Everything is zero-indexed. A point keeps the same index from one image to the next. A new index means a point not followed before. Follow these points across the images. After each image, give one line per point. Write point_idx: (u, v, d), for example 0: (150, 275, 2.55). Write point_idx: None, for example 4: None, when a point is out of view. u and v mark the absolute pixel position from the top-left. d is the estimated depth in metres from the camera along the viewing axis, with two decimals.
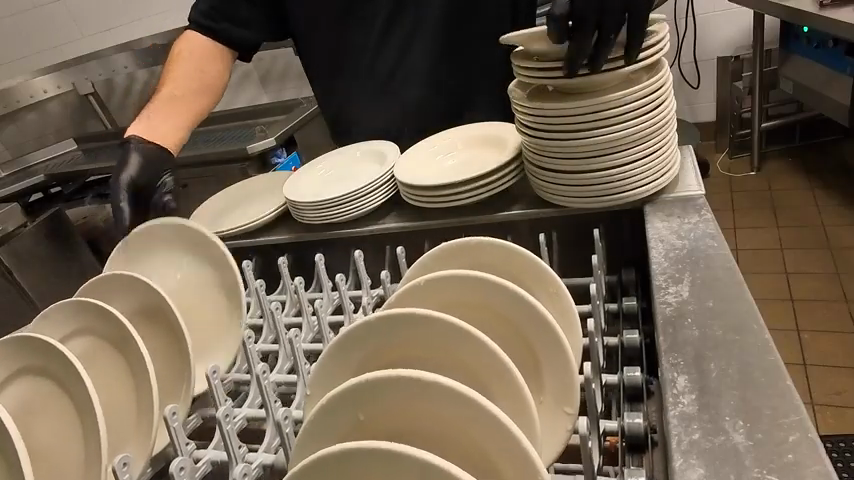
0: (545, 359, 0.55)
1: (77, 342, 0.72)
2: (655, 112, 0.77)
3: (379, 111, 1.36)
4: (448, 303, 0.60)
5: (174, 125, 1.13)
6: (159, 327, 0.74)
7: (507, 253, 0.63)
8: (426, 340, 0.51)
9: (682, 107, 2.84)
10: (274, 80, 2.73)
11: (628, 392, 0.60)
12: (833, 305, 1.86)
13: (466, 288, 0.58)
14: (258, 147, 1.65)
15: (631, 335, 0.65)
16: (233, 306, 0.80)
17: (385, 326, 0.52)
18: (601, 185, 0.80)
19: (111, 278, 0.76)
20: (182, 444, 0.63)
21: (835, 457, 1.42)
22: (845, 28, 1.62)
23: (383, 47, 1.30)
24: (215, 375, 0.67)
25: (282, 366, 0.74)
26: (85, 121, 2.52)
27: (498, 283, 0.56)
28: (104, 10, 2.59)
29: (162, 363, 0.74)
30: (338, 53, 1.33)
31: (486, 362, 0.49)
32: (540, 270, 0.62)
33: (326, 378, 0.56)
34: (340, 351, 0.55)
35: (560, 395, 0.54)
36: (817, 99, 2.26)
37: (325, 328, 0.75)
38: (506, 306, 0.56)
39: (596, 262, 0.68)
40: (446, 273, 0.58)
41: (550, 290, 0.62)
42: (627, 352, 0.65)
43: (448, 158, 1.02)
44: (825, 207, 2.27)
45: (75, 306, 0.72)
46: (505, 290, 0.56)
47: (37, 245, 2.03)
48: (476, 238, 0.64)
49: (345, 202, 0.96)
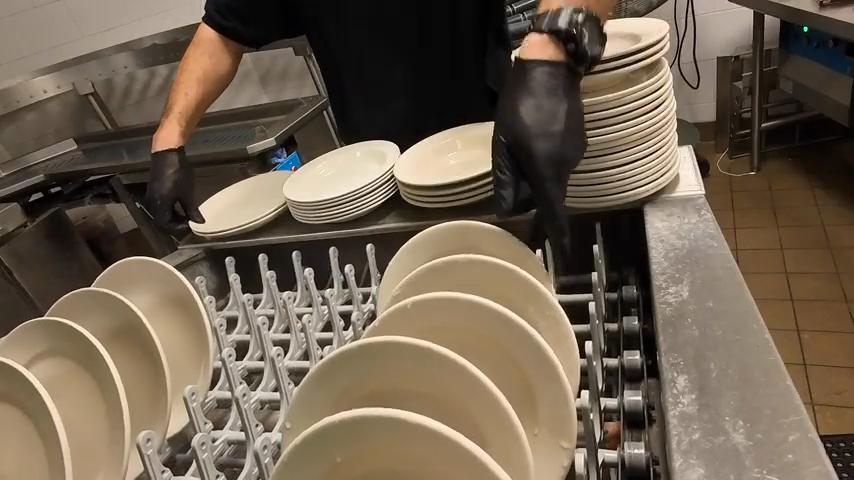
0: (538, 387, 0.55)
1: (55, 360, 0.72)
2: (655, 112, 0.77)
3: (376, 113, 1.37)
4: (439, 328, 0.59)
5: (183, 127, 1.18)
6: (134, 346, 0.74)
7: (498, 274, 0.63)
8: (415, 370, 0.50)
9: (682, 107, 2.85)
10: (274, 80, 2.73)
11: (629, 418, 0.60)
12: (833, 305, 1.86)
13: (453, 312, 0.57)
14: (258, 148, 1.65)
15: (631, 356, 0.64)
16: (195, 327, 0.77)
17: (369, 355, 0.51)
18: (601, 185, 0.79)
19: (90, 294, 0.76)
20: (157, 471, 0.61)
21: (835, 457, 1.42)
22: (843, 27, 1.63)
23: (380, 49, 1.29)
24: (195, 398, 0.67)
25: (267, 383, 0.74)
26: (84, 120, 2.53)
27: (487, 308, 0.55)
28: (105, 10, 2.59)
29: (139, 383, 0.73)
30: (334, 55, 1.33)
31: (476, 395, 0.48)
32: (532, 291, 0.61)
33: (314, 408, 0.55)
34: (323, 379, 0.54)
35: (558, 429, 0.53)
36: (817, 99, 2.26)
37: (312, 345, 0.75)
38: (497, 331, 0.56)
39: (596, 280, 0.68)
40: (432, 294, 0.58)
41: (547, 314, 0.61)
42: (627, 374, 0.64)
43: (451, 157, 1.02)
44: (825, 207, 2.27)
45: (43, 327, 0.72)
46: (494, 314, 0.55)
47: (37, 245, 2.03)
48: (467, 256, 0.64)
49: (345, 203, 0.97)
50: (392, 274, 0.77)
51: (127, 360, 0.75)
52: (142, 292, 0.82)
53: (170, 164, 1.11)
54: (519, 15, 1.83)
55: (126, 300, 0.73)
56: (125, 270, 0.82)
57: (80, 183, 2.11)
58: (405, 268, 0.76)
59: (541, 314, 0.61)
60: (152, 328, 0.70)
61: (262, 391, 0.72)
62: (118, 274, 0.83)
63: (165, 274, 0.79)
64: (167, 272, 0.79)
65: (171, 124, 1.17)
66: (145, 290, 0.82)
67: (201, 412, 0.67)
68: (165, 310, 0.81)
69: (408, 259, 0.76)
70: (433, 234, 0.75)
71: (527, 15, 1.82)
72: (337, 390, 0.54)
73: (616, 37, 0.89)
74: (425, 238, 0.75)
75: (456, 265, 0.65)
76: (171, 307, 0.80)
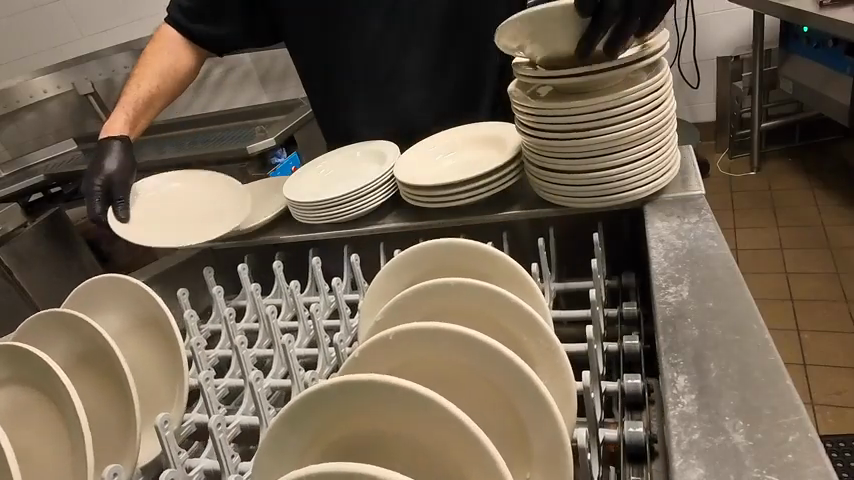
0: (531, 428, 0.51)
1: (19, 389, 0.71)
2: (655, 112, 0.77)
3: (383, 111, 1.35)
4: (407, 364, 0.56)
5: (126, 118, 1.17)
6: (102, 369, 0.72)
7: (491, 297, 0.60)
8: (395, 412, 0.46)
9: (682, 107, 2.85)
10: (274, 80, 2.74)
11: (630, 452, 0.57)
12: (833, 305, 1.86)
13: (444, 346, 0.53)
14: (258, 147, 1.65)
15: (633, 381, 0.61)
16: (172, 349, 0.76)
17: (342, 395, 0.46)
18: (600, 185, 0.80)
19: (56, 318, 0.75)
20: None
21: (835, 457, 1.42)
22: (843, 27, 1.63)
23: (390, 47, 1.29)
24: (167, 426, 0.65)
25: (247, 407, 0.73)
26: (85, 120, 2.46)
27: (476, 342, 0.51)
28: (104, 10, 2.61)
29: (110, 405, 0.72)
30: (339, 54, 1.31)
31: (460, 439, 0.45)
32: (524, 316, 0.59)
33: (284, 454, 0.50)
34: (294, 422, 0.49)
35: (550, 469, 0.50)
36: (817, 99, 2.26)
37: (293, 366, 0.72)
38: (490, 368, 0.52)
39: (592, 298, 0.65)
40: (416, 326, 0.53)
41: (544, 345, 0.58)
42: (628, 398, 0.61)
43: (447, 158, 1.02)
44: (825, 207, 2.27)
45: (7, 352, 0.71)
46: (482, 350, 0.51)
47: (37, 245, 2.00)
48: (458, 279, 0.61)
49: (345, 203, 0.97)
50: (376, 294, 0.74)
51: (92, 385, 0.74)
52: (114, 315, 0.82)
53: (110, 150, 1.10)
54: None
55: (93, 322, 0.72)
56: (96, 289, 0.82)
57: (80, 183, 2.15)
58: (389, 290, 0.74)
59: (537, 344, 0.59)
60: (118, 350, 0.69)
61: (242, 416, 0.71)
62: (88, 292, 0.82)
63: (136, 290, 0.79)
64: (137, 290, 0.78)
65: (118, 111, 1.17)
66: (119, 311, 0.82)
67: (174, 440, 0.66)
68: (138, 330, 0.80)
69: (388, 282, 0.74)
70: (418, 250, 0.72)
71: None
72: (310, 433, 0.49)
73: None
74: (414, 254, 0.72)
75: (446, 288, 0.62)
76: (145, 329, 0.80)
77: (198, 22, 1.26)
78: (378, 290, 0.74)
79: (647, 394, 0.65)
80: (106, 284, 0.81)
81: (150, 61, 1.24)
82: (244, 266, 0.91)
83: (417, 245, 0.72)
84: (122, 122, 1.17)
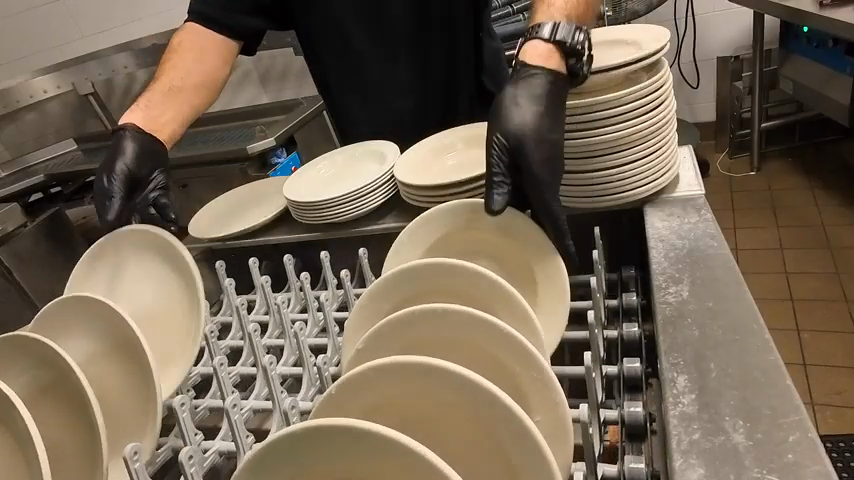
0: (521, 471, 0.47)
1: None
2: (655, 112, 0.78)
3: (370, 110, 1.33)
4: (380, 405, 0.52)
5: (144, 108, 1.08)
6: (65, 394, 0.69)
7: (474, 321, 0.56)
8: (380, 459, 0.43)
9: (682, 107, 2.85)
10: (274, 80, 2.74)
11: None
12: (833, 305, 1.86)
13: (424, 380, 0.49)
14: (258, 147, 1.64)
15: (634, 410, 0.58)
16: (134, 376, 0.72)
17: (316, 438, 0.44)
18: (601, 185, 0.79)
19: (17, 341, 0.71)
20: None
21: (835, 457, 1.41)
22: (843, 27, 1.63)
23: (380, 51, 1.26)
24: (136, 457, 0.63)
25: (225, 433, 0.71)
26: (85, 121, 2.47)
27: (462, 379, 0.48)
28: (103, 11, 2.61)
29: (73, 436, 0.69)
30: (328, 50, 1.28)
31: None
32: (515, 344, 0.54)
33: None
34: (261, 464, 0.48)
35: None
36: (817, 99, 2.25)
37: (275, 387, 0.69)
38: (478, 407, 0.48)
39: (593, 319, 0.61)
40: (397, 358, 0.49)
41: (537, 378, 0.54)
42: (629, 429, 0.58)
43: (451, 158, 1.02)
44: (825, 207, 2.27)
45: None
46: (467, 386, 0.48)
47: (38, 245, 1.97)
48: (443, 305, 0.56)
49: (345, 203, 0.96)
50: (355, 326, 0.70)
51: (59, 406, 0.70)
52: (79, 340, 0.78)
53: (125, 143, 1.01)
54: (518, 15, 1.91)
55: (57, 346, 0.68)
56: (61, 309, 0.78)
57: (81, 183, 2.14)
58: (372, 313, 0.70)
59: (531, 377, 0.54)
60: (83, 376, 0.66)
61: (220, 441, 0.68)
62: (56, 315, 0.78)
63: (103, 309, 0.74)
64: (104, 306, 0.74)
65: (139, 101, 1.09)
66: (87, 336, 0.77)
67: (145, 471, 0.63)
68: (104, 358, 0.76)
69: (371, 306, 0.70)
70: (403, 271, 0.68)
71: (527, 15, 1.90)
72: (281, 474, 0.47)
73: (629, 44, 0.87)
74: (398, 278, 0.68)
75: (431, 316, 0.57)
76: (108, 355, 0.75)
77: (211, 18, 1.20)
78: (359, 320, 0.70)
79: (651, 425, 0.61)
80: (73, 306, 0.77)
81: (177, 50, 1.13)
82: (230, 280, 0.90)
83: (400, 268, 0.68)
84: (139, 112, 1.07)
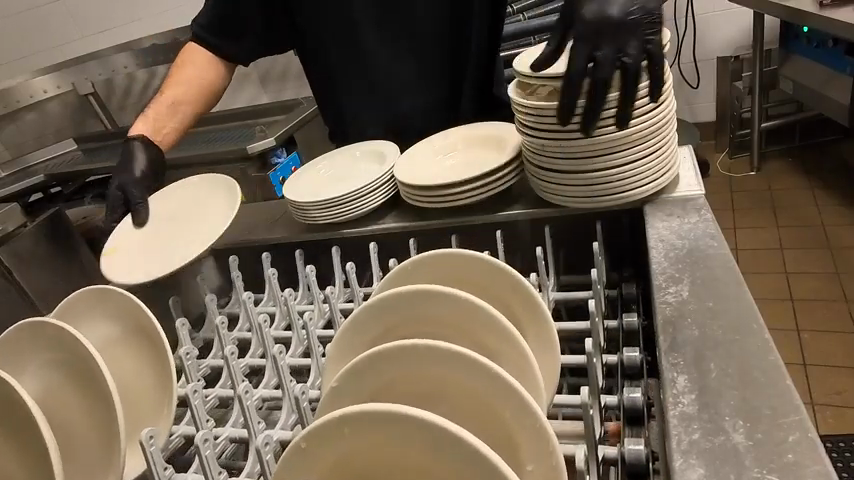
0: None
1: None
2: (655, 112, 0.77)
3: (377, 112, 1.33)
4: (343, 462, 0.48)
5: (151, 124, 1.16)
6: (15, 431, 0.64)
7: (459, 358, 0.51)
8: None
9: (682, 107, 2.86)
10: (274, 80, 2.74)
11: None
12: (833, 305, 1.86)
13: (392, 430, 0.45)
14: (257, 148, 1.64)
15: (634, 446, 0.56)
16: (95, 407, 0.68)
17: None
18: (601, 185, 0.80)
19: None
20: None
21: (835, 457, 1.41)
22: (843, 27, 1.63)
23: (385, 50, 1.27)
24: None
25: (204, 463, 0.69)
26: (85, 120, 2.48)
27: (428, 425, 0.43)
28: (103, 11, 2.61)
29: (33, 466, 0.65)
30: (335, 50, 1.29)
31: None
32: (503, 383, 0.50)
33: None
34: None
35: None
36: (817, 99, 2.25)
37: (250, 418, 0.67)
38: (453, 461, 0.43)
39: (592, 348, 0.59)
40: (365, 407, 0.45)
41: (532, 424, 0.50)
42: (628, 466, 0.56)
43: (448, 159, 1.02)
44: (825, 207, 2.28)
45: None
46: (437, 434, 0.43)
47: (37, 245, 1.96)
48: (425, 341, 0.52)
49: (345, 202, 0.97)
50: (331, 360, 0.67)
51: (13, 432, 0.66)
52: (33, 374, 0.74)
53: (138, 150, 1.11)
54: (518, 16, 1.91)
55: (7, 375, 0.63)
56: (18, 338, 0.73)
57: (80, 183, 2.14)
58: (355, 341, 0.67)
59: (525, 424, 0.50)
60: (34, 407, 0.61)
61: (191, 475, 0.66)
62: (18, 340, 0.73)
63: (63, 335, 0.69)
64: (60, 334, 0.70)
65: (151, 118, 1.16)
66: (42, 367, 0.73)
67: None
68: (61, 389, 0.71)
69: (355, 334, 0.67)
70: (383, 300, 0.64)
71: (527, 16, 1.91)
72: None
73: None
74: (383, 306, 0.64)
75: (406, 359, 0.53)
76: (67, 387, 0.71)
77: (211, 31, 1.23)
78: (338, 350, 0.67)
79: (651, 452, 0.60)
80: (31, 332, 0.72)
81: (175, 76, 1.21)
82: (212, 296, 0.88)
83: (370, 301, 0.65)
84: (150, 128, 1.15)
